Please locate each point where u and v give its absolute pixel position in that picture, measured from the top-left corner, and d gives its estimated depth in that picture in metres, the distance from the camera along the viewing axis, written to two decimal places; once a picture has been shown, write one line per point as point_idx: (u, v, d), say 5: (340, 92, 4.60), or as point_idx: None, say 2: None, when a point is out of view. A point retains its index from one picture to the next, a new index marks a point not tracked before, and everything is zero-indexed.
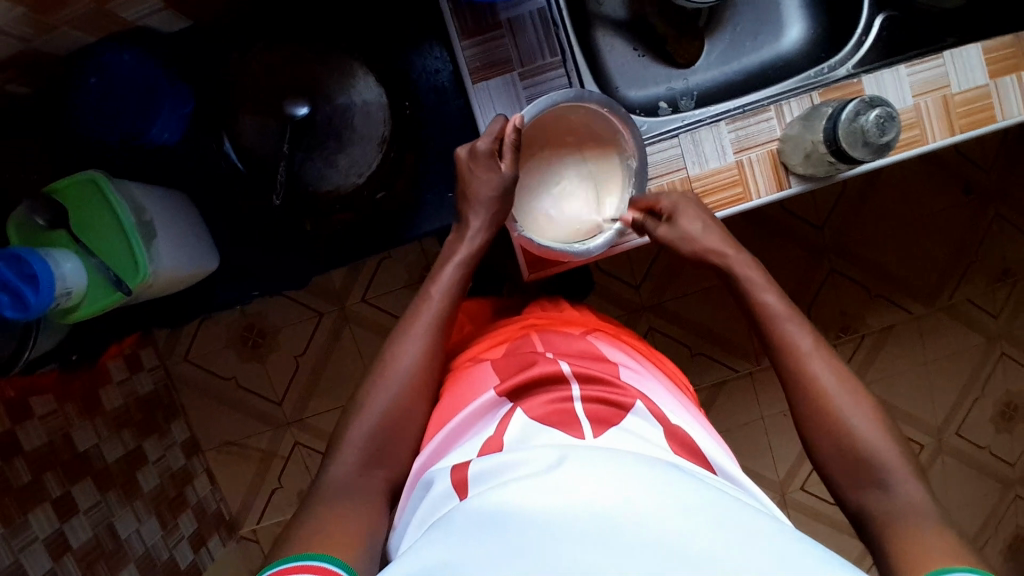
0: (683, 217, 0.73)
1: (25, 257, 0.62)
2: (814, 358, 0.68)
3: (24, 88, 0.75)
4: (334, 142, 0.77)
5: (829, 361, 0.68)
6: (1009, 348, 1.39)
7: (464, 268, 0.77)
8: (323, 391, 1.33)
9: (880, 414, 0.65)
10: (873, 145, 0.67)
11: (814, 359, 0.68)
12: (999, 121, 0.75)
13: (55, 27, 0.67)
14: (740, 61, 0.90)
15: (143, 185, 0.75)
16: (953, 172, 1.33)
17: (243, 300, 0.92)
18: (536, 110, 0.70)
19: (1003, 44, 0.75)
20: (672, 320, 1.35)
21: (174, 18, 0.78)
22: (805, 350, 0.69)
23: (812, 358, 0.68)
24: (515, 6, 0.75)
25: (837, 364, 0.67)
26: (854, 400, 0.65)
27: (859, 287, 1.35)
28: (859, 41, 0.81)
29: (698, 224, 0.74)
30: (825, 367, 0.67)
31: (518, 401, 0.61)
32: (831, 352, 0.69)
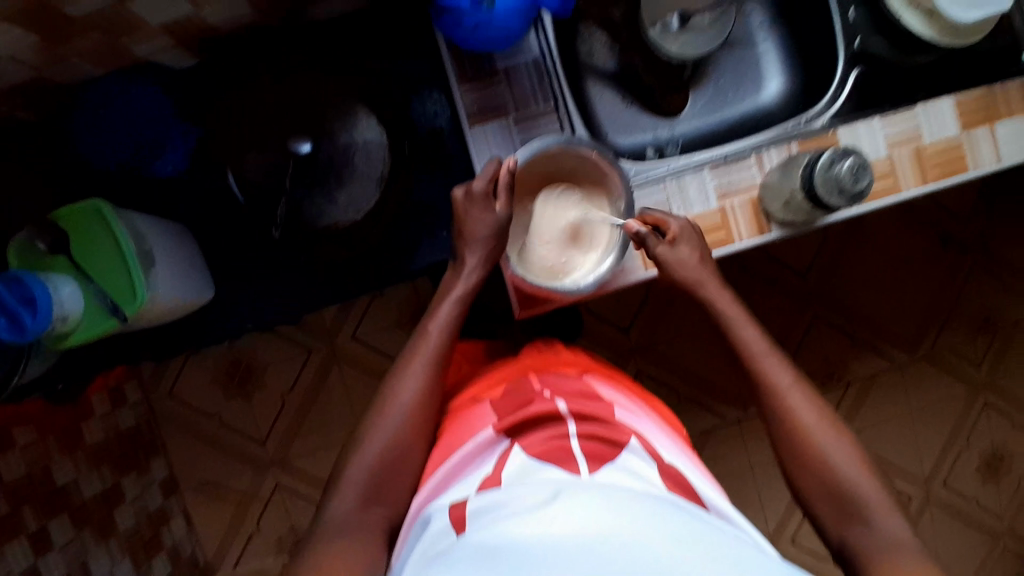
0: (681, 244, 0.76)
1: (25, 281, 0.63)
2: (791, 393, 0.70)
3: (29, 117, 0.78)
4: (335, 179, 0.79)
5: (805, 396, 0.70)
6: (992, 396, 1.41)
7: (462, 307, 0.77)
8: (309, 429, 1.31)
9: (861, 446, 0.66)
10: (847, 193, 0.71)
11: (790, 394, 0.70)
12: (970, 171, 0.80)
13: (64, 57, 0.73)
14: (723, 111, 0.95)
15: (147, 217, 0.77)
16: (929, 224, 1.38)
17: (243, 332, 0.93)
18: (528, 154, 0.73)
19: (974, 98, 0.81)
20: (661, 365, 1.37)
21: (182, 56, 0.83)
22: (780, 385, 0.70)
23: (788, 393, 0.70)
24: (512, 56, 0.80)
25: (815, 398, 0.69)
26: (831, 435, 0.66)
27: (842, 334, 1.38)
28: (835, 94, 0.86)
29: (693, 249, 0.76)
30: (801, 403, 0.69)
31: (516, 438, 0.62)
32: (808, 386, 0.71)
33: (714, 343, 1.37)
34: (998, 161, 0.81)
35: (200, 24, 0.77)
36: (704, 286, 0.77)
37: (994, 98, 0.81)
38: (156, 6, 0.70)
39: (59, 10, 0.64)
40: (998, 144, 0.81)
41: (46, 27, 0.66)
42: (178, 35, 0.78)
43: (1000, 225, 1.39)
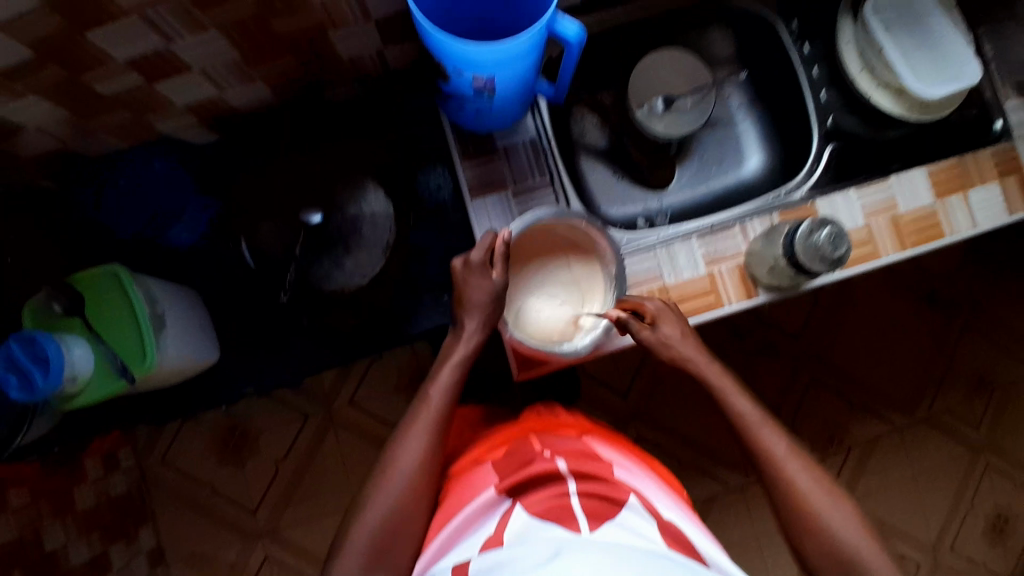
0: (663, 324, 0.77)
1: (39, 341, 0.65)
2: (790, 462, 0.71)
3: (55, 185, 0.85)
4: (342, 248, 0.83)
5: (803, 464, 0.71)
6: (994, 458, 1.40)
7: (461, 369, 0.78)
8: (304, 496, 1.29)
9: (860, 510, 0.68)
10: (828, 259, 0.75)
11: (790, 463, 0.71)
12: (947, 237, 0.85)
13: (91, 130, 0.79)
14: (708, 184, 1.02)
15: (161, 282, 0.80)
16: (917, 288, 1.43)
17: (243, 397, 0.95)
18: (523, 224, 0.77)
19: (946, 168, 0.86)
20: (660, 430, 1.37)
21: (206, 133, 0.89)
22: (779, 455, 0.71)
23: (788, 462, 0.71)
24: (511, 135, 0.87)
25: (812, 466, 0.70)
26: (833, 502, 0.68)
27: (838, 397, 1.39)
28: (812, 168, 0.93)
29: (677, 330, 0.77)
30: (801, 472, 0.70)
31: (518, 498, 0.63)
32: (804, 453, 0.72)
33: (710, 407, 1.38)
34: (974, 226, 0.86)
35: (221, 105, 0.84)
36: (691, 360, 0.77)
37: (966, 167, 0.86)
38: (180, 87, 0.76)
39: (89, 87, 0.71)
40: (973, 211, 0.86)
41: (77, 101, 0.73)
42: (201, 115, 0.84)
43: (988, 288, 1.43)
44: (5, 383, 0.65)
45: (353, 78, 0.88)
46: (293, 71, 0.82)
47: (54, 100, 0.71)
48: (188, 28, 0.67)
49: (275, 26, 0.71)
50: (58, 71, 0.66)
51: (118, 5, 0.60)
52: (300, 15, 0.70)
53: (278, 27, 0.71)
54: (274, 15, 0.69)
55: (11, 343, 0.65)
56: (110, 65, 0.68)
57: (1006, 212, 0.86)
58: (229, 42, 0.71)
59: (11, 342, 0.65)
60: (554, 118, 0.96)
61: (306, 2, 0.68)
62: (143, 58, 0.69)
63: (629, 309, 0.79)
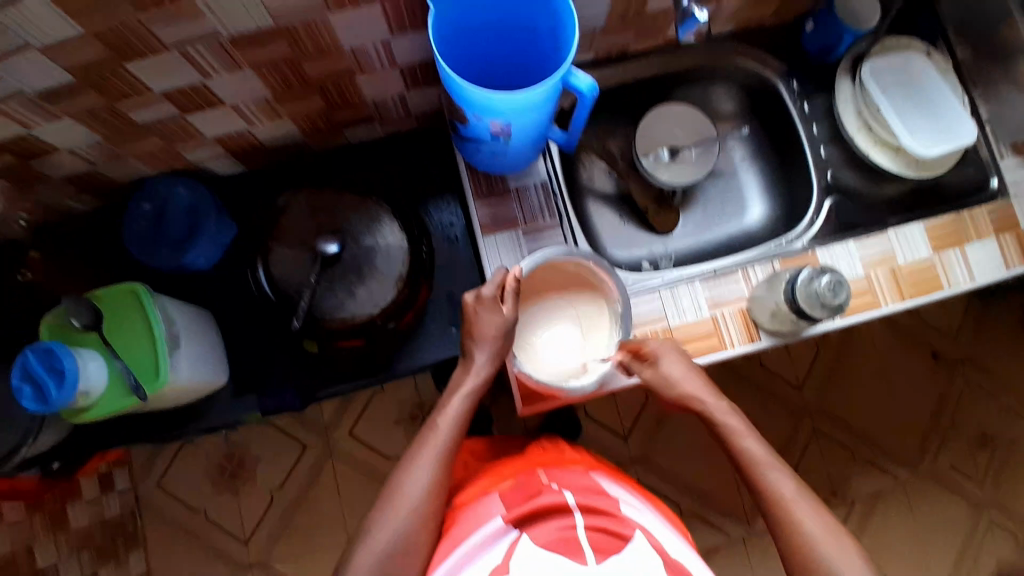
0: (664, 363, 0.79)
1: (55, 353, 0.67)
2: (797, 504, 0.71)
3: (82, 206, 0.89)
4: (356, 277, 0.86)
5: (811, 507, 0.71)
6: (998, 516, 1.38)
7: (471, 401, 0.80)
8: (298, 527, 1.29)
9: (868, 560, 0.68)
10: (829, 306, 0.78)
11: (798, 505, 0.71)
12: (945, 289, 0.88)
13: (123, 156, 0.83)
14: (712, 231, 1.05)
15: (178, 303, 0.82)
16: (918, 341, 1.44)
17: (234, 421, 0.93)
18: (532, 263, 0.80)
19: (944, 223, 0.89)
20: (661, 475, 1.37)
21: (234, 164, 0.93)
22: (786, 496, 0.72)
23: (795, 505, 0.71)
24: (522, 178, 0.90)
25: (819, 509, 0.71)
26: (840, 548, 0.68)
27: (842, 449, 1.39)
28: (812, 219, 0.96)
29: (679, 370, 0.79)
30: (808, 514, 0.70)
31: (525, 528, 0.66)
32: (812, 495, 0.72)
33: (711, 454, 1.38)
34: (972, 280, 0.88)
35: (250, 139, 0.88)
36: (701, 400, 0.79)
37: (963, 222, 0.90)
38: (212, 120, 0.81)
39: (124, 115, 0.75)
40: (970, 265, 0.89)
41: (113, 130, 0.77)
42: (229, 148, 0.88)
43: (989, 344, 1.44)
44: (19, 392, 0.67)
45: (376, 121, 0.92)
46: (319, 112, 0.86)
47: (90, 126, 0.75)
48: (225, 66, 0.71)
49: (307, 68, 0.76)
50: (97, 98, 0.70)
51: (162, 41, 0.64)
52: (331, 60, 0.75)
53: (309, 70, 0.76)
54: (306, 59, 0.74)
55: (28, 353, 0.67)
56: (147, 95, 0.72)
57: (1003, 267, 0.89)
58: (262, 81, 0.76)
59: (28, 352, 0.67)
60: (564, 162, 1.00)
61: (337, 47, 0.73)
62: (179, 90, 0.73)
63: (632, 351, 0.81)
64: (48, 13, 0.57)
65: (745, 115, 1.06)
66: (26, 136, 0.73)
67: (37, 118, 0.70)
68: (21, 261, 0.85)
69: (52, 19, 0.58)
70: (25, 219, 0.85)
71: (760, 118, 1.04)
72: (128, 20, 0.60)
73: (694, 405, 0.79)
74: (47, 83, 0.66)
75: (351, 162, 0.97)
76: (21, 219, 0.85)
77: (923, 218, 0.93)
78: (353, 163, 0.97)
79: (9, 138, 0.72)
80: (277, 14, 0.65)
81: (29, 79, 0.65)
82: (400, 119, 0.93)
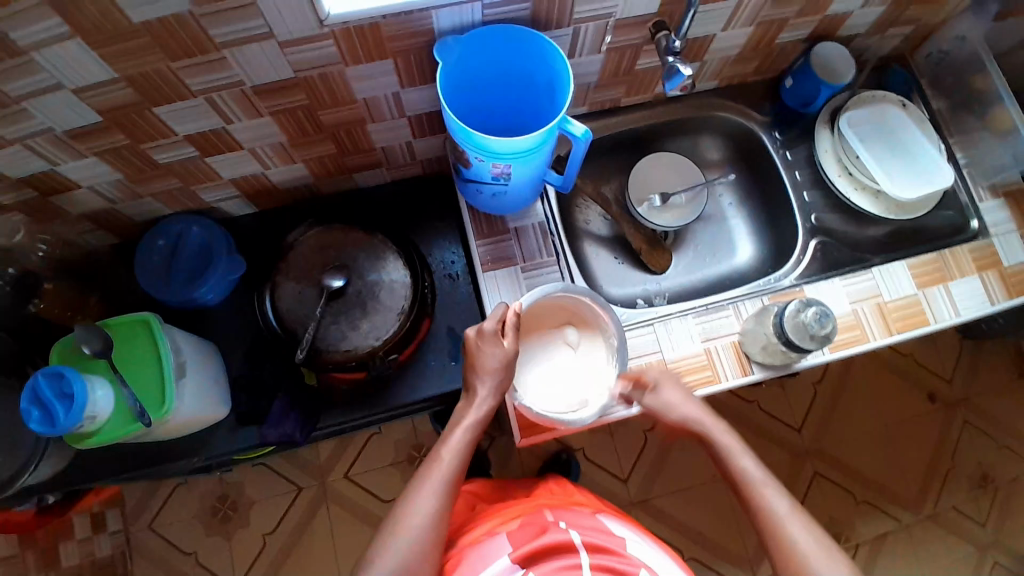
0: (664, 390, 0.82)
1: (67, 378, 0.69)
2: (791, 520, 0.73)
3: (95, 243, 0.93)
4: (361, 311, 0.89)
5: (804, 524, 0.73)
6: (1002, 559, 1.38)
7: (473, 433, 0.81)
8: (292, 572, 1.28)
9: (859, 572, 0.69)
10: (817, 337, 0.81)
11: (792, 521, 0.73)
12: (931, 323, 0.91)
13: (141, 195, 0.87)
14: (703, 271, 1.09)
15: (185, 334, 0.85)
16: (914, 383, 1.45)
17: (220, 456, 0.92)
18: (532, 299, 0.83)
19: (926, 262, 0.93)
20: (661, 520, 1.37)
21: (246, 205, 0.98)
22: (781, 512, 0.73)
23: (789, 520, 0.73)
24: (521, 218, 0.94)
25: (811, 526, 0.73)
26: (834, 564, 0.69)
27: (845, 493, 1.39)
28: (798, 259, 1.00)
29: (680, 395, 0.82)
30: (802, 531, 0.72)
31: (531, 566, 0.69)
32: (805, 514, 0.74)
33: (710, 499, 1.38)
34: (957, 315, 0.91)
35: (263, 181, 0.93)
36: (698, 420, 0.81)
37: (945, 259, 0.94)
38: (229, 162, 0.85)
39: (147, 155, 0.79)
40: (954, 301, 0.92)
41: (134, 169, 0.82)
42: (243, 189, 0.93)
43: (986, 385, 1.45)
44: (28, 415, 0.69)
45: (383, 166, 0.97)
46: (331, 157, 0.91)
47: (112, 164, 0.79)
48: (246, 113, 0.77)
49: (322, 116, 0.81)
50: (122, 138, 0.75)
51: (190, 89, 0.70)
52: (344, 109, 0.81)
53: (324, 117, 0.82)
54: (321, 108, 0.80)
55: (39, 377, 0.69)
56: (171, 137, 0.77)
57: (987, 302, 0.92)
58: (280, 127, 0.81)
59: (39, 377, 0.69)
60: (560, 203, 1.04)
61: (351, 98, 0.79)
62: (203, 134, 0.78)
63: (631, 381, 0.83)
64: (87, 58, 0.62)
65: (733, 162, 1.12)
66: (52, 172, 0.78)
67: (64, 155, 0.75)
68: (35, 292, 0.86)
69: (87, 64, 0.63)
70: (44, 250, 0.88)
71: (746, 165, 1.10)
72: (159, 67, 0.66)
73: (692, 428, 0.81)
74: (77, 123, 0.71)
75: (358, 203, 1.02)
76: (40, 250, 0.87)
77: (906, 257, 0.97)
78: (359, 204, 1.02)
79: (36, 174, 0.77)
80: (298, 66, 0.71)
81: (60, 119, 0.70)
82: (406, 164, 0.98)
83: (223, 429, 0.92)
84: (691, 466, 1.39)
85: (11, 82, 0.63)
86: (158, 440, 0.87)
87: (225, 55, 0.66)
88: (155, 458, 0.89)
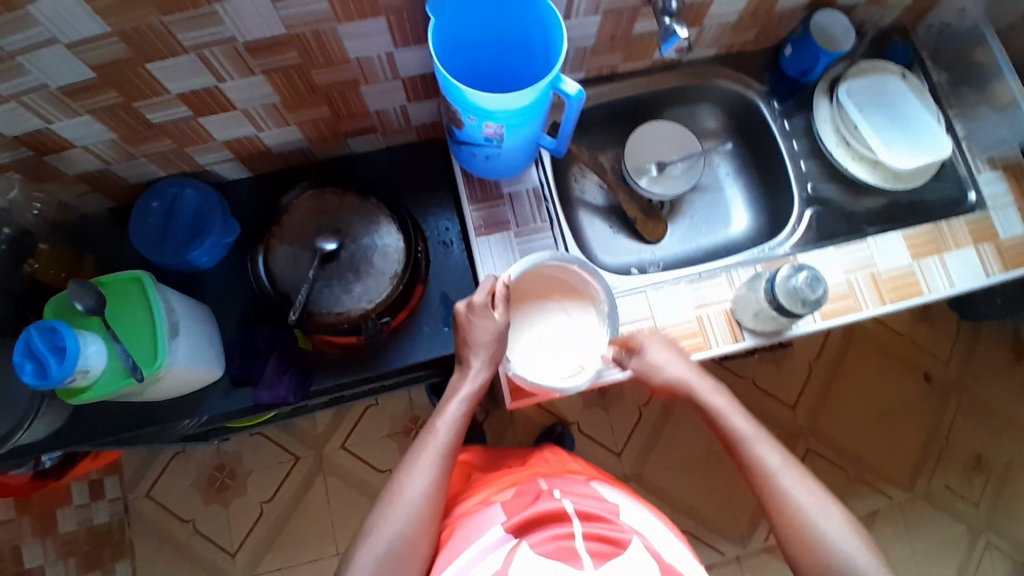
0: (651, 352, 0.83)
1: (59, 332, 0.70)
2: (783, 472, 0.75)
3: (90, 207, 0.94)
4: (353, 275, 0.89)
5: (797, 475, 0.74)
6: (994, 539, 1.39)
7: (469, 404, 0.81)
8: (288, 540, 1.29)
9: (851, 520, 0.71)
10: (808, 301, 0.81)
11: (784, 473, 0.75)
12: (925, 294, 0.90)
13: (135, 156, 0.87)
14: (698, 242, 1.09)
15: (179, 295, 0.85)
16: (911, 363, 1.45)
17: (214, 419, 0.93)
18: (521, 269, 0.82)
19: (922, 232, 0.93)
20: (655, 494, 1.38)
21: (240, 169, 0.98)
22: (774, 467, 0.75)
23: (782, 474, 0.75)
24: (515, 184, 0.94)
25: (804, 476, 0.74)
26: (829, 512, 0.71)
27: (838, 470, 1.39)
28: (793, 228, 1.00)
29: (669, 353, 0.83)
30: (794, 482, 0.74)
31: (524, 535, 0.68)
32: (798, 467, 0.76)
33: (703, 474, 1.39)
34: (951, 285, 0.91)
35: (257, 144, 0.93)
36: (687, 381, 0.82)
37: (941, 231, 0.93)
38: (223, 123, 0.85)
39: (140, 114, 0.79)
40: (949, 272, 0.92)
41: (127, 130, 0.81)
42: (238, 152, 0.93)
43: (983, 367, 1.45)
44: (21, 367, 0.69)
45: (377, 132, 0.97)
46: (325, 121, 0.91)
47: (107, 124, 0.79)
48: (238, 71, 0.76)
49: (316, 76, 0.81)
50: (116, 96, 0.75)
51: (181, 44, 0.70)
52: (338, 69, 0.80)
53: (317, 77, 0.81)
54: (313, 67, 0.79)
55: (33, 330, 0.70)
56: (164, 96, 0.77)
57: (983, 274, 0.92)
58: (273, 87, 0.81)
59: (33, 330, 0.70)
60: (555, 171, 1.04)
61: (345, 57, 0.78)
62: (195, 92, 0.78)
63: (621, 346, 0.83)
64: (79, 11, 0.62)
65: (730, 132, 1.11)
66: (46, 131, 0.78)
67: (57, 113, 0.75)
68: (31, 252, 0.88)
69: (81, 17, 0.63)
70: (39, 210, 0.88)
71: (744, 135, 1.10)
72: (151, 23, 0.65)
73: (678, 389, 0.82)
74: (70, 80, 0.71)
75: (353, 170, 1.02)
76: (35, 209, 0.88)
77: (902, 228, 0.96)
78: (354, 172, 1.02)
79: (31, 132, 0.77)
80: (290, 23, 0.70)
81: (54, 75, 0.70)
82: (401, 130, 0.98)
83: (218, 392, 0.93)
84: (683, 440, 1.40)
85: (5, 35, 0.63)
86: (152, 399, 0.88)
87: (216, 10, 0.66)
88: (152, 419, 0.90)
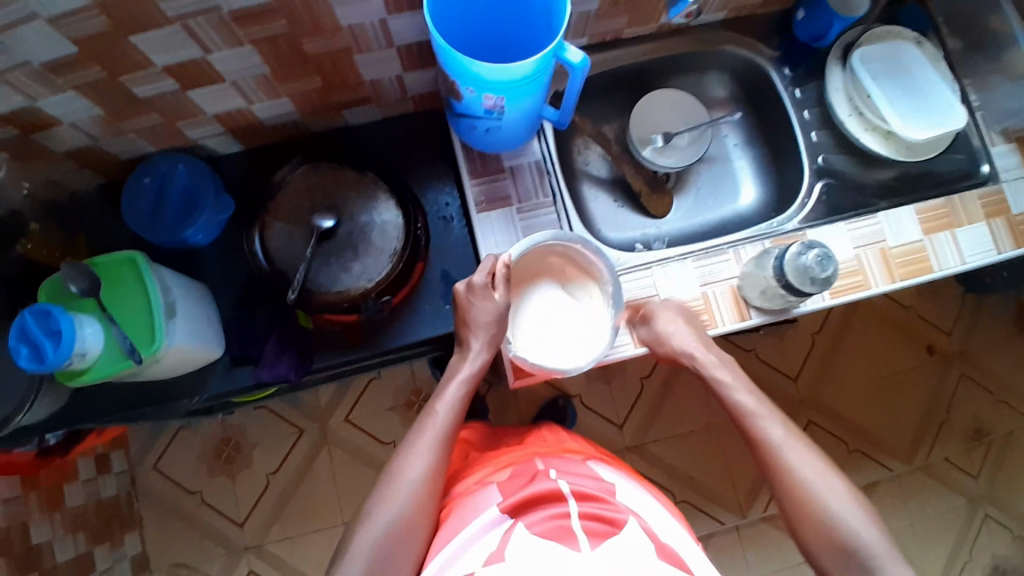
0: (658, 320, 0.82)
1: (54, 315, 0.69)
2: (787, 447, 0.74)
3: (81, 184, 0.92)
4: (352, 253, 0.88)
5: (800, 451, 0.74)
6: (992, 509, 1.40)
7: (468, 386, 0.81)
8: (294, 511, 1.32)
9: (856, 497, 0.71)
10: (818, 280, 0.79)
11: (788, 449, 0.74)
12: (935, 270, 0.88)
13: (124, 132, 0.84)
14: (703, 215, 1.06)
15: (174, 274, 0.84)
16: (916, 335, 1.44)
17: (216, 398, 0.93)
18: (522, 249, 0.81)
19: (935, 207, 0.90)
20: (656, 465, 1.39)
21: (233, 143, 0.95)
22: (778, 441, 0.75)
23: (786, 448, 0.74)
24: (516, 157, 0.91)
25: (809, 453, 0.74)
26: (832, 488, 0.71)
27: (839, 442, 1.40)
28: (802, 202, 0.97)
29: (680, 322, 0.82)
30: (799, 457, 0.73)
31: (520, 516, 0.68)
32: (802, 442, 0.75)
33: (704, 445, 1.40)
34: (961, 261, 0.89)
35: (249, 117, 0.90)
36: (687, 354, 0.82)
37: (954, 206, 0.90)
38: (213, 96, 0.82)
39: (126, 89, 0.76)
40: (961, 247, 0.89)
41: (114, 105, 0.78)
42: (229, 126, 0.90)
43: (987, 338, 1.44)
44: (16, 351, 0.68)
45: (373, 103, 0.94)
46: (318, 93, 0.88)
47: (92, 99, 0.76)
48: (226, 41, 0.73)
49: (306, 46, 0.77)
50: (100, 71, 0.72)
51: (164, 14, 0.66)
52: (329, 38, 0.77)
53: (308, 46, 0.77)
54: (304, 36, 0.75)
55: (27, 314, 0.69)
56: (150, 69, 0.74)
57: (994, 250, 0.89)
58: (263, 58, 0.77)
59: (27, 314, 0.69)
60: (558, 143, 1.01)
61: (336, 25, 0.74)
62: (181, 64, 0.74)
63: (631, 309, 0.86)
64: None
65: (738, 100, 1.07)
66: (30, 108, 0.75)
67: (41, 90, 0.72)
68: (22, 232, 0.86)
69: None
70: (28, 189, 0.86)
71: (753, 103, 1.06)
72: None
73: (680, 361, 0.82)
74: (52, 55, 0.68)
75: (348, 143, 0.99)
76: (24, 189, 0.85)
77: (914, 202, 0.93)
78: (349, 144, 0.99)
79: (15, 111, 0.74)
80: None
81: (35, 51, 0.66)
82: (397, 101, 0.95)
83: (218, 371, 0.92)
84: (685, 411, 1.41)
85: None
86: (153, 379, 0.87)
87: None
88: (153, 399, 0.90)
